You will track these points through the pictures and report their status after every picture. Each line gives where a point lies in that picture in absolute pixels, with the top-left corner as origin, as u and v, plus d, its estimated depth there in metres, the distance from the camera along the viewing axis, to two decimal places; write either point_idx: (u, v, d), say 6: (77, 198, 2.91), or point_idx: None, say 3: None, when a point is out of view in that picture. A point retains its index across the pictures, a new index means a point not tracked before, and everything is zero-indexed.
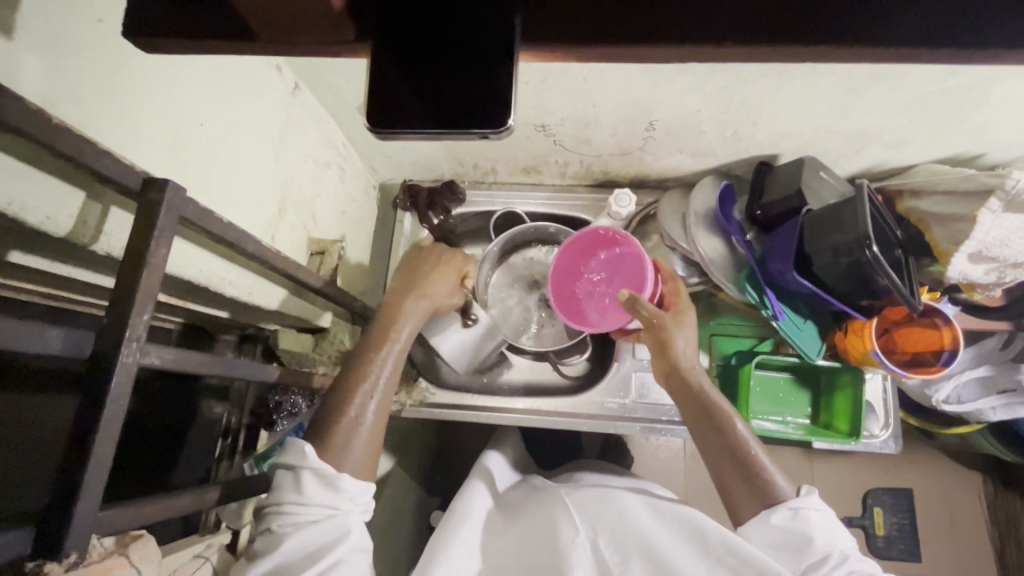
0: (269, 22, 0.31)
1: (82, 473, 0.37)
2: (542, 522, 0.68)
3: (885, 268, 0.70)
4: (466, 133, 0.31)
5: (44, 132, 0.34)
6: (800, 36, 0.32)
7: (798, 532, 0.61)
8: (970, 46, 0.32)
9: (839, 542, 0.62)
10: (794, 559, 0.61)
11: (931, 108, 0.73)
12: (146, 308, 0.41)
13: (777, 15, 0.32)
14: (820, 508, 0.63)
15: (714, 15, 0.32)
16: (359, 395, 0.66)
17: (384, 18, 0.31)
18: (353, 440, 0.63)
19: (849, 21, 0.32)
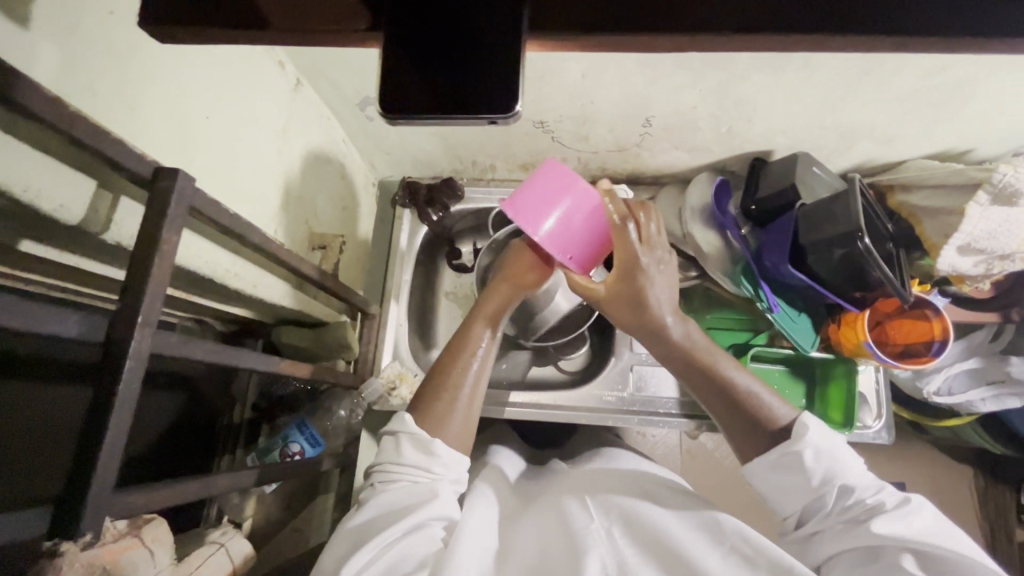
0: (285, 11, 0.32)
1: (98, 454, 0.37)
2: (559, 509, 0.69)
3: (877, 260, 0.72)
4: (472, 118, 0.32)
5: (60, 119, 0.34)
6: (802, 25, 0.33)
7: (792, 475, 0.62)
8: (961, 35, 0.33)
9: (847, 477, 0.60)
10: (799, 497, 0.63)
11: (920, 103, 0.75)
12: (158, 295, 0.42)
13: (778, 4, 0.33)
14: (817, 444, 0.61)
15: (717, 3, 0.33)
16: (459, 363, 0.71)
17: (397, 8, 0.32)
18: (450, 407, 0.68)
19: (848, 9, 0.33)
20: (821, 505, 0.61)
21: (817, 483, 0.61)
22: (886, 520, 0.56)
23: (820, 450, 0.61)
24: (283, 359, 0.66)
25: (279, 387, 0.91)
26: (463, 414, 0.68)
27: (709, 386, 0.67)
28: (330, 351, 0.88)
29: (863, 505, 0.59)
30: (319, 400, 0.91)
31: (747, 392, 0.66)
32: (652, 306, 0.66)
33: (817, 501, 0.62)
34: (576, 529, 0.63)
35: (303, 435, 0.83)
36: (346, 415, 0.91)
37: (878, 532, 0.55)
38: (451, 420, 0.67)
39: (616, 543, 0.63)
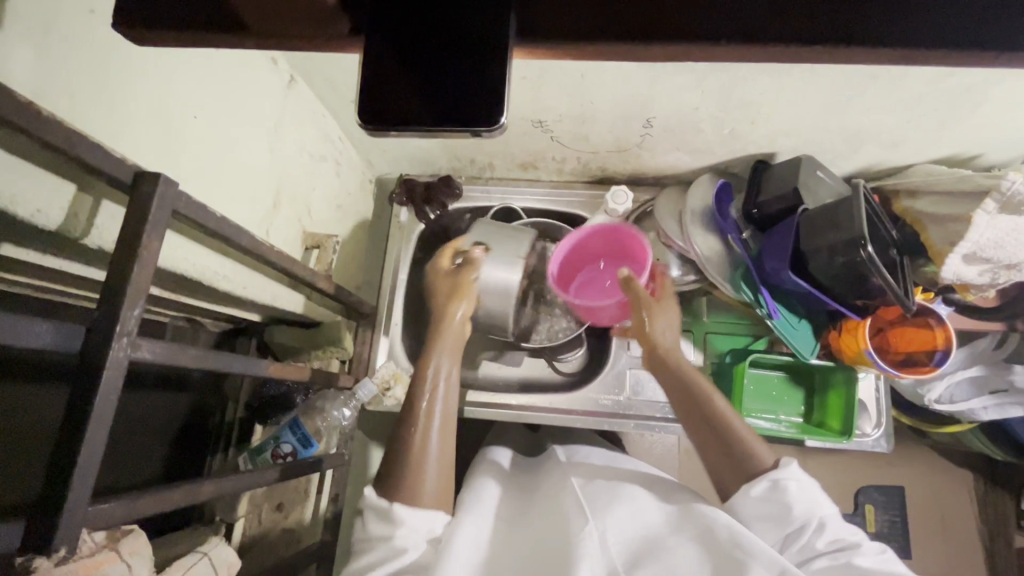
0: (265, 17, 0.31)
1: (73, 466, 0.36)
2: (550, 520, 0.67)
3: (880, 268, 0.70)
4: (455, 130, 0.30)
5: (32, 123, 0.33)
6: (801, 35, 0.32)
7: (774, 503, 0.62)
8: (970, 47, 0.31)
9: (821, 509, 0.62)
10: (776, 529, 0.63)
11: (929, 107, 0.73)
12: (137, 303, 0.41)
13: (777, 14, 0.32)
14: (800, 478, 0.63)
15: (714, 12, 0.32)
16: (417, 434, 0.67)
17: (378, 13, 0.31)
18: (422, 475, 0.65)
19: (850, 20, 0.32)
20: (799, 538, 0.62)
21: (800, 514, 0.62)
22: (865, 556, 0.59)
23: (802, 481, 0.63)
24: (273, 361, 0.65)
25: (270, 388, 0.88)
26: (435, 481, 0.65)
27: (703, 419, 0.70)
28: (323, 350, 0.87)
29: (836, 539, 0.61)
30: (313, 401, 0.87)
31: (738, 430, 0.69)
32: (658, 331, 0.78)
33: (793, 535, 0.62)
34: (573, 535, 0.60)
35: (296, 436, 0.79)
36: (340, 417, 0.87)
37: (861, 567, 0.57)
38: (425, 490, 0.64)
39: (608, 548, 0.60)
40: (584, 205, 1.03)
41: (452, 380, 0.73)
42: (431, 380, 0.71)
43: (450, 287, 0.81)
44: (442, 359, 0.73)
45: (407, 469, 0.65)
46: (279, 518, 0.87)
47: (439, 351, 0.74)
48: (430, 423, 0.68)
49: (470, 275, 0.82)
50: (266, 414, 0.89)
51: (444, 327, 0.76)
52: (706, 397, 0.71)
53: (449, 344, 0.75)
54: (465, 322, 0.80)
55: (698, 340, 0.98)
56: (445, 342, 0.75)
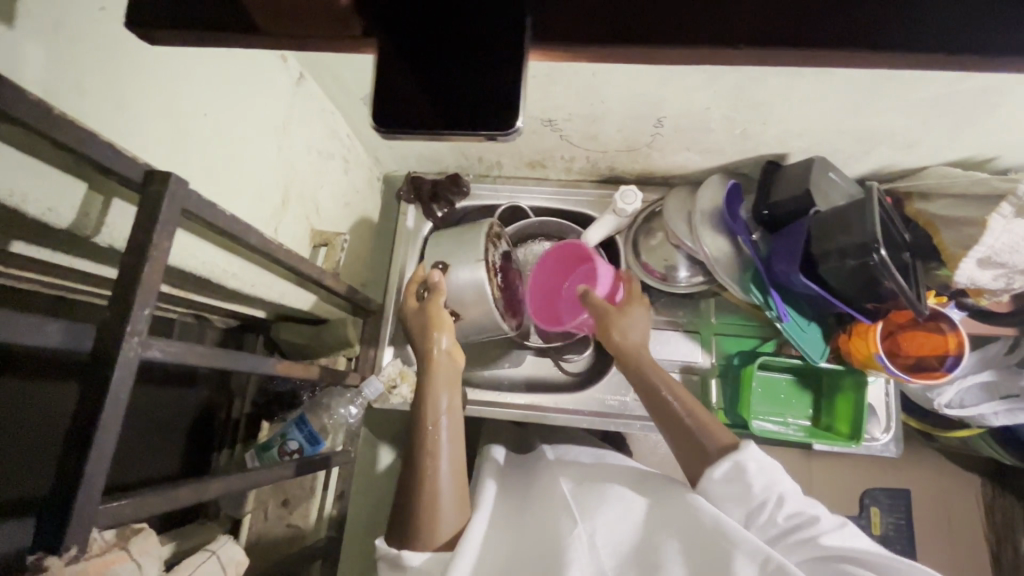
0: (278, 18, 0.31)
1: (84, 465, 0.36)
2: (544, 518, 0.67)
3: (892, 272, 0.69)
4: (470, 134, 0.30)
5: (44, 123, 0.33)
6: (817, 40, 0.31)
7: (736, 483, 0.61)
8: (990, 53, 0.31)
9: (781, 484, 0.61)
10: (740, 508, 0.62)
11: (944, 109, 0.72)
12: (148, 302, 0.41)
13: (794, 18, 0.31)
14: (760, 458, 0.61)
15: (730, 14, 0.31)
16: (425, 481, 0.67)
17: (392, 15, 0.30)
18: (436, 516, 0.65)
19: (868, 24, 0.31)
20: (762, 515, 0.60)
21: (759, 491, 0.60)
22: (833, 534, 0.57)
23: (762, 462, 0.61)
24: (280, 359, 0.65)
25: (278, 384, 0.89)
26: (450, 516, 0.66)
27: (664, 411, 0.71)
28: (328, 347, 0.90)
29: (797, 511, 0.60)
30: (318, 399, 0.87)
31: (697, 419, 0.69)
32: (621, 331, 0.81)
33: (756, 512, 0.61)
34: (565, 537, 0.60)
35: (303, 433, 0.79)
36: (346, 415, 0.87)
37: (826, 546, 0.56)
38: (440, 529, 0.65)
39: (596, 551, 0.59)
40: (592, 204, 1.03)
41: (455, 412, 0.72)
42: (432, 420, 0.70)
43: (422, 321, 0.78)
44: (440, 396, 0.72)
45: (420, 513, 0.65)
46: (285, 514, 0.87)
47: (433, 389, 0.72)
48: (437, 470, 0.67)
49: (439, 302, 0.78)
50: (273, 410, 0.89)
51: (432, 362, 0.74)
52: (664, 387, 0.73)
53: (443, 378, 0.73)
54: (450, 352, 0.76)
55: (706, 342, 0.97)
56: (440, 380, 0.73)
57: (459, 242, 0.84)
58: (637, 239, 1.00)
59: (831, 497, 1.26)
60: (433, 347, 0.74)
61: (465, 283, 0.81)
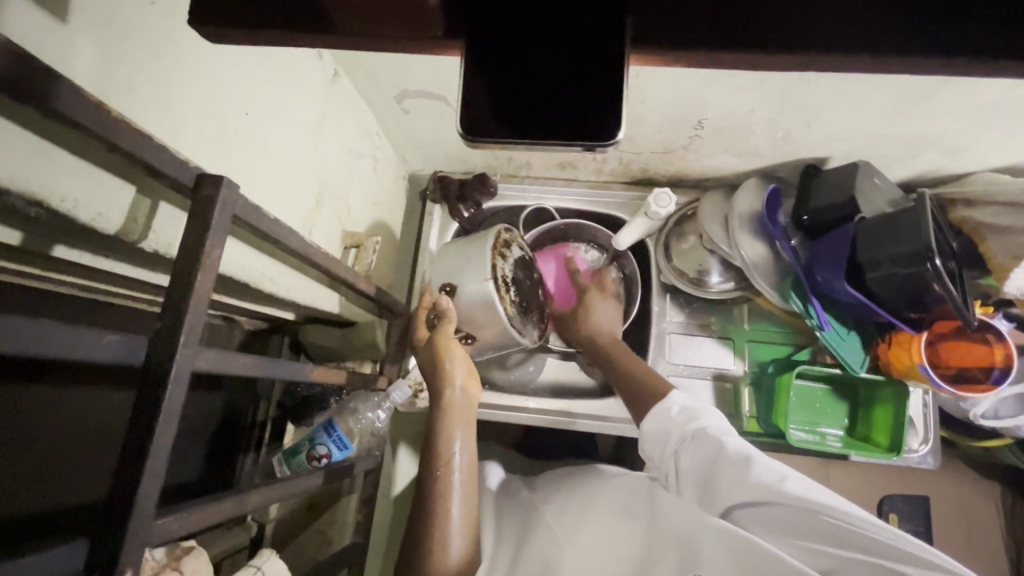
0: (357, 17, 0.29)
1: (138, 485, 0.35)
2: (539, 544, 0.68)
3: (948, 280, 0.67)
4: (564, 146, 0.28)
5: (103, 126, 0.31)
6: (935, 48, 0.29)
7: (664, 424, 0.69)
8: None
9: (703, 420, 0.67)
10: (669, 441, 0.68)
11: (1000, 114, 0.69)
12: (200, 311, 0.39)
13: (906, 27, 0.29)
14: (682, 402, 0.70)
15: (836, 21, 0.29)
16: (437, 529, 0.64)
17: (479, 13, 0.28)
18: (445, 562, 0.63)
19: (990, 34, 0.29)
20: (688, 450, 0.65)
21: (681, 428, 0.67)
22: (758, 467, 0.57)
23: (685, 406, 0.69)
24: (316, 365, 0.63)
25: (304, 387, 0.87)
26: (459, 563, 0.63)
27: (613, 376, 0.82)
28: (358, 350, 0.87)
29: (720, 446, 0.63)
30: (345, 402, 0.85)
31: (635, 370, 0.79)
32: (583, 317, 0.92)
33: (683, 448, 0.66)
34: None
35: (331, 437, 0.77)
36: (374, 419, 0.85)
37: (753, 483, 0.56)
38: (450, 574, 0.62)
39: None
40: (622, 206, 1.01)
41: (470, 458, 0.69)
42: (444, 456, 0.67)
43: (435, 354, 0.75)
44: (454, 435, 0.69)
45: (432, 559, 0.63)
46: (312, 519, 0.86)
47: (447, 430, 0.69)
48: (449, 519, 0.64)
49: (448, 330, 0.76)
50: (301, 413, 0.87)
51: (446, 400, 0.71)
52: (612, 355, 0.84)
53: (458, 419, 0.71)
54: (464, 387, 0.74)
55: (738, 348, 0.95)
56: (454, 419, 0.70)
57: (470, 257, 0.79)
58: (668, 243, 0.98)
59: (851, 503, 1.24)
60: (446, 386, 0.72)
61: (475, 299, 0.77)
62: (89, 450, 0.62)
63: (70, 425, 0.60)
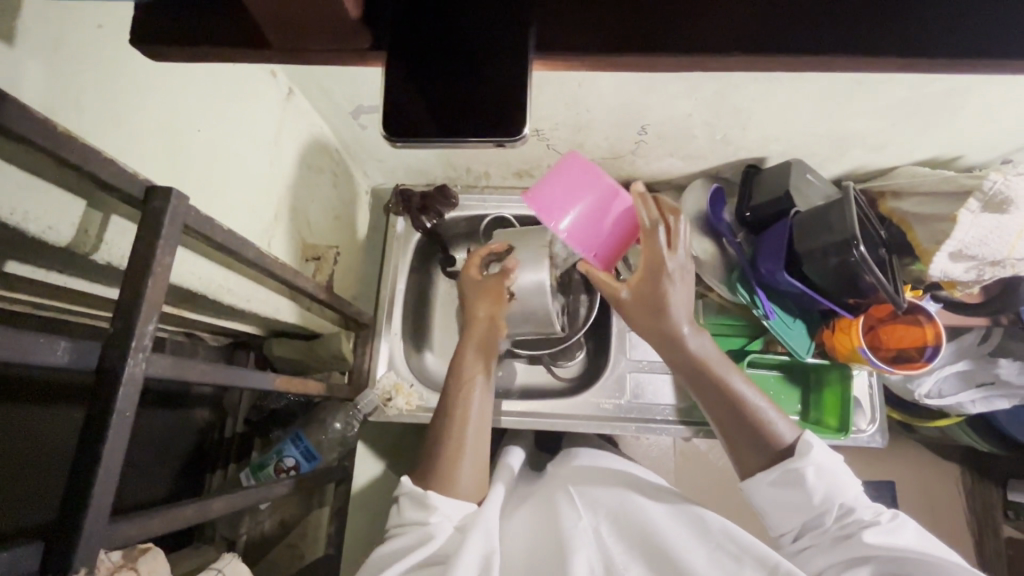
0: (288, 37, 0.33)
1: (91, 486, 0.36)
2: (545, 508, 0.71)
3: (872, 268, 0.72)
4: (482, 141, 0.32)
5: (50, 140, 0.33)
6: (788, 46, 0.35)
7: (793, 489, 0.65)
8: (933, 55, 0.35)
9: (842, 494, 0.64)
10: (778, 496, 0.66)
11: (912, 111, 0.75)
12: (152, 317, 0.40)
13: (770, 31, 0.34)
14: (819, 463, 0.64)
15: (713, 25, 0.34)
16: (454, 435, 0.73)
17: (401, 36, 0.33)
18: (457, 468, 0.72)
19: (837, 34, 0.34)
20: (821, 522, 0.65)
21: (820, 502, 0.64)
22: (875, 531, 0.60)
23: (821, 468, 0.64)
24: (278, 374, 0.64)
25: (272, 401, 0.89)
26: (471, 469, 0.73)
27: (725, 409, 0.68)
28: (322, 361, 0.87)
29: (855, 521, 0.63)
30: (316, 413, 0.89)
31: (755, 404, 0.68)
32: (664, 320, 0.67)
33: (818, 519, 0.65)
34: (566, 534, 0.63)
35: (299, 449, 0.79)
36: (342, 428, 0.88)
37: (869, 543, 0.59)
38: (462, 475, 0.72)
39: (603, 542, 0.63)
40: None
41: (488, 385, 0.79)
42: (467, 374, 0.78)
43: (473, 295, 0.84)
44: (473, 364, 0.79)
45: (445, 461, 0.72)
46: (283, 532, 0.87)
47: (467, 356, 0.80)
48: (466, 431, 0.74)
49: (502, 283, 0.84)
50: (267, 428, 0.90)
51: (473, 329, 0.81)
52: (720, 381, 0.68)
53: (477, 346, 0.80)
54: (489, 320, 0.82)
55: None
56: (472, 349, 0.80)
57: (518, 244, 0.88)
58: None
59: None
60: (477, 315, 0.82)
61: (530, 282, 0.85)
62: (48, 466, 0.62)
63: (29, 443, 0.60)
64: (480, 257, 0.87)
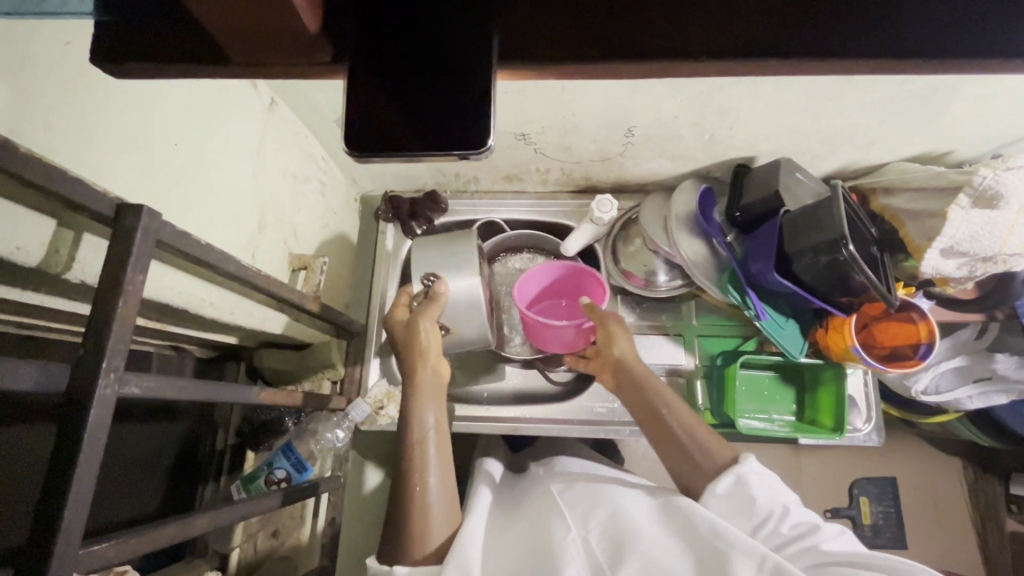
0: (257, 51, 0.35)
1: (61, 509, 0.35)
2: (535, 524, 0.67)
3: (862, 267, 0.71)
4: (446, 153, 0.34)
5: (11, 161, 0.32)
6: (751, 50, 0.35)
7: (740, 497, 0.63)
8: (888, 55, 0.35)
9: (783, 497, 0.63)
10: (731, 510, 0.63)
11: (901, 107, 0.75)
12: (124, 335, 0.40)
13: (731, 35, 0.35)
14: (761, 469, 0.64)
15: (676, 31, 0.35)
16: (416, 500, 0.66)
17: (371, 56, 0.35)
18: (427, 519, 0.65)
19: (797, 35, 0.35)
20: (768, 528, 0.62)
21: (762, 504, 0.62)
22: (832, 541, 0.59)
23: (762, 473, 0.64)
24: (263, 388, 0.64)
25: (262, 412, 0.88)
26: (441, 522, 0.66)
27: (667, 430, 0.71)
28: (312, 369, 0.88)
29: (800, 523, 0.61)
30: (305, 424, 0.87)
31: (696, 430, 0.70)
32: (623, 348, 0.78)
33: (760, 527, 0.62)
34: (554, 547, 0.61)
35: (291, 460, 0.79)
36: (335, 438, 0.87)
37: (827, 551, 0.58)
38: (433, 535, 0.65)
39: (591, 551, 0.61)
40: (570, 215, 1.04)
41: (442, 433, 0.72)
42: (417, 436, 0.70)
43: (408, 335, 0.77)
44: (426, 412, 0.72)
45: (411, 526, 0.65)
46: (275, 544, 0.86)
47: (419, 408, 0.72)
48: (426, 489, 0.67)
49: (433, 312, 0.78)
50: (258, 439, 0.88)
51: (418, 382, 0.74)
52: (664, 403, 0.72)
53: (426, 397, 0.73)
54: (433, 365, 0.76)
55: (689, 344, 0.99)
56: (426, 397, 0.73)
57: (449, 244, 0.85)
58: (615, 247, 1.02)
59: (821, 491, 1.24)
60: (419, 367, 0.75)
61: (459, 299, 0.82)
62: (28, 483, 0.61)
63: (10, 461, 0.60)
64: (406, 297, 0.83)
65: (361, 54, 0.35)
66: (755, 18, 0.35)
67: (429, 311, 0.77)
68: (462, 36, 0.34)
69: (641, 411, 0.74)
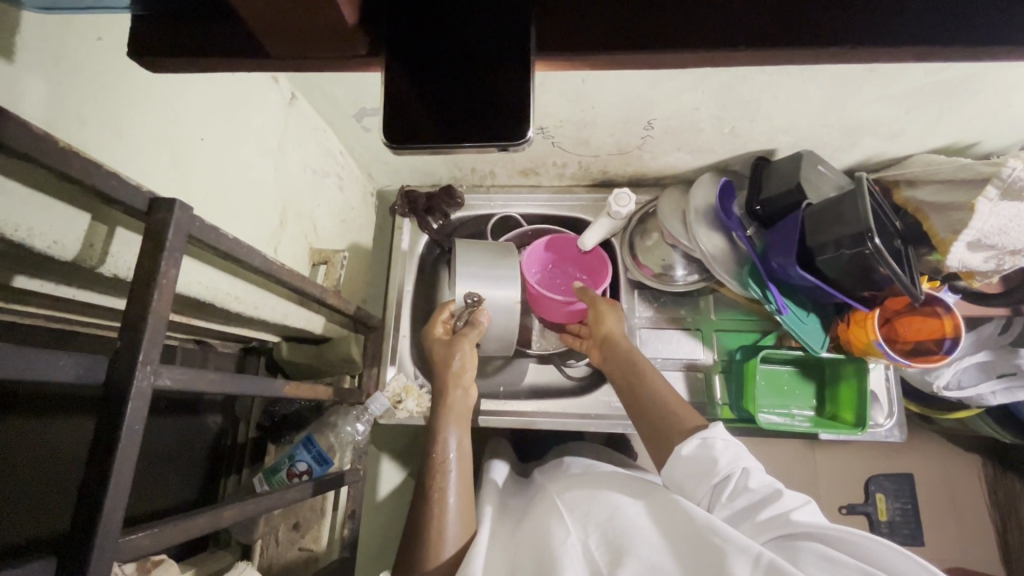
0: (295, 45, 0.35)
1: (103, 498, 0.36)
2: (537, 527, 0.65)
3: (887, 260, 0.69)
4: (484, 146, 0.34)
5: (52, 157, 0.33)
6: (790, 39, 0.35)
7: (701, 459, 0.62)
8: (928, 43, 0.35)
9: (745, 462, 0.61)
10: (699, 483, 0.61)
11: (927, 97, 0.73)
12: (159, 328, 0.40)
13: (769, 23, 0.35)
14: (725, 435, 0.63)
15: (714, 22, 0.35)
16: (435, 514, 0.67)
17: (407, 49, 0.35)
18: (444, 531, 0.66)
19: (837, 22, 0.35)
20: (723, 493, 0.59)
21: (722, 465, 0.60)
22: (801, 513, 0.54)
23: (727, 440, 0.63)
24: (287, 382, 0.64)
25: (283, 406, 0.90)
26: (455, 535, 0.67)
27: (643, 408, 0.74)
28: (332, 364, 0.89)
29: (762, 485, 0.58)
30: (326, 416, 0.88)
31: (670, 401, 0.72)
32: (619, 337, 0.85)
33: (719, 488, 0.59)
34: (554, 549, 0.59)
35: (312, 453, 0.79)
36: (354, 432, 0.88)
37: (796, 521, 0.53)
38: (446, 547, 0.65)
39: (592, 555, 0.58)
40: (586, 209, 1.04)
41: (464, 454, 0.74)
42: (441, 454, 0.72)
43: (445, 357, 0.80)
44: (449, 433, 0.74)
45: (428, 535, 0.66)
46: (296, 536, 0.87)
47: (444, 430, 0.74)
48: (445, 507, 0.67)
49: (474, 339, 0.81)
50: (279, 431, 0.90)
51: (449, 401, 0.77)
52: (649, 380, 0.77)
53: (454, 418, 0.76)
54: (467, 394, 0.79)
55: (708, 339, 0.99)
56: (451, 417, 0.76)
57: (496, 257, 0.88)
58: (632, 242, 1.01)
59: (837, 487, 1.23)
60: (451, 388, 0.78)
61: (497, 319, 0.86)
62: (61, 475, 0.62)
63: (44, 452, 0.60)
64: (447, 315, 0.85)
65: (397, 47, 0.35)
66: (793, 10, 0.35)
67: (469, 334, 0.81)
68: (499, 29, 0.34)
69: (626, 390, 0.79)
